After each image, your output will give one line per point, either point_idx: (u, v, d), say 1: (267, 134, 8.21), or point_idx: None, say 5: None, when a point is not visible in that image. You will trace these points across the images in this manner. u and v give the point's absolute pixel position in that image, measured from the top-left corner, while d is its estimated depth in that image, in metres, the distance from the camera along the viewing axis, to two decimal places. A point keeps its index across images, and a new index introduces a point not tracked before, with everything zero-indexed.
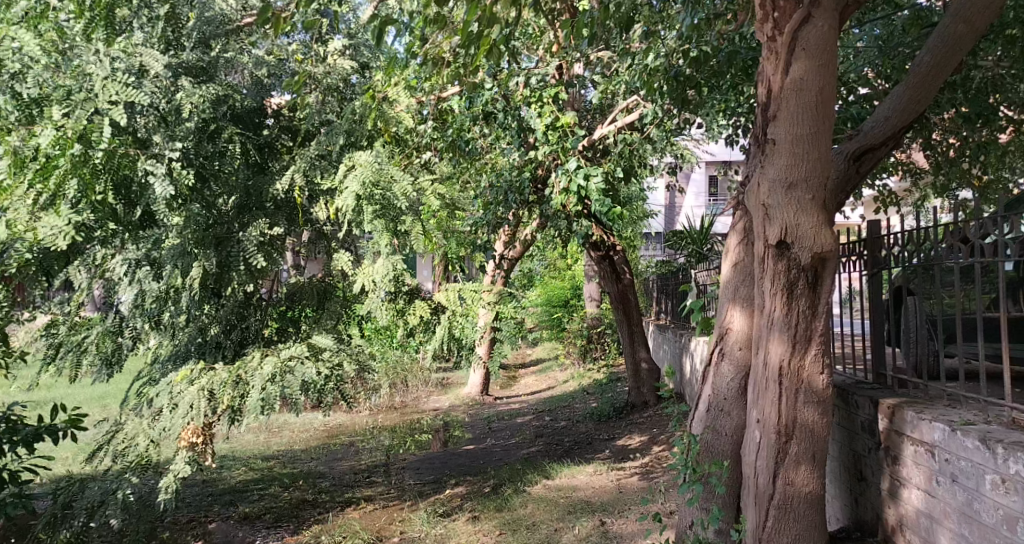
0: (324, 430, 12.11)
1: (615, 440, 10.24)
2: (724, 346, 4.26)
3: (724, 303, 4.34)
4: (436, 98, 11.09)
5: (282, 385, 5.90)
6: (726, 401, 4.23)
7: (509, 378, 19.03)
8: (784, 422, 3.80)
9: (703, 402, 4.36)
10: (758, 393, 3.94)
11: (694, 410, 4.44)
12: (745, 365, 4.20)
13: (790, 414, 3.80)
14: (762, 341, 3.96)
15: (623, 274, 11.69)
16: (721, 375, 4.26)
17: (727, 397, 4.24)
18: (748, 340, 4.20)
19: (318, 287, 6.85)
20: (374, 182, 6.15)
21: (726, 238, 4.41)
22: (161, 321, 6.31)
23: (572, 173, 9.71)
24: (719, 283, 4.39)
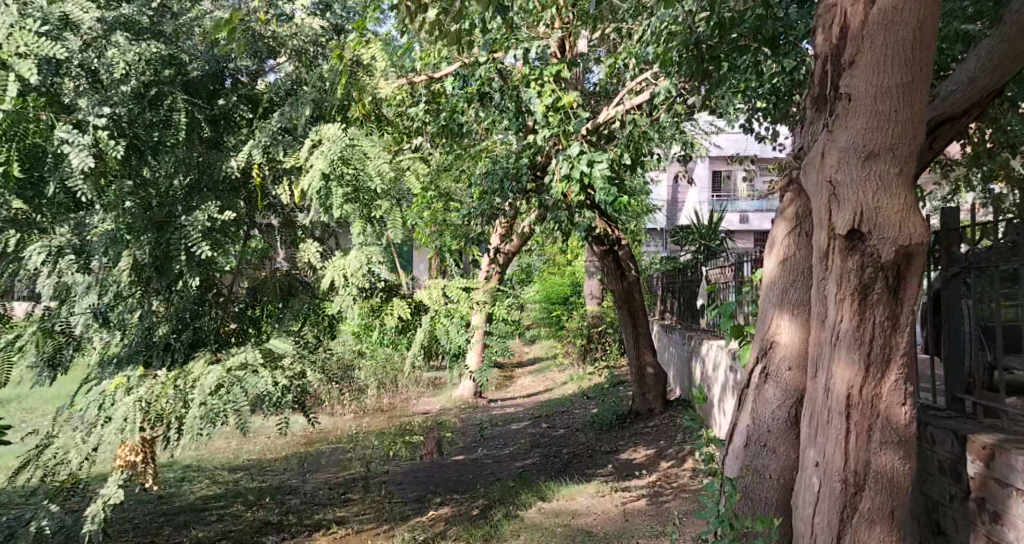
0: (304, 436, 11.21)
1: (618, 453, 9.34)
2: (770, 364, 3.41)
3: (768, 310, 3.48)
4: (427, 79, 10.39)
5: (227, 401, 4.93)
6: (771, 434, 3.37)
7: (507, 379, 18.12)
8: (853, 467, 2.93)
9: (740, 434, 3.49)
10: (816, 428, 3.07)
11: (729, 444, 3.57)
12: (796, 389, 3.34)
13: (862, 457, 2.93)
14: (822, 360, 3.09)
15: (628, 271, 10.80)
16: (765, 401, 3.40)
17: (772, 429, 3.37)
18: (800, 357, 3.34)
19: (282, 282, 5.93)
20: (345, 158, 5.26)
21: (771, 231, 3.57)
22: (106, 321, 5.43)
23: (575, 159, 8.80)
24: (763, 285, 3.54)
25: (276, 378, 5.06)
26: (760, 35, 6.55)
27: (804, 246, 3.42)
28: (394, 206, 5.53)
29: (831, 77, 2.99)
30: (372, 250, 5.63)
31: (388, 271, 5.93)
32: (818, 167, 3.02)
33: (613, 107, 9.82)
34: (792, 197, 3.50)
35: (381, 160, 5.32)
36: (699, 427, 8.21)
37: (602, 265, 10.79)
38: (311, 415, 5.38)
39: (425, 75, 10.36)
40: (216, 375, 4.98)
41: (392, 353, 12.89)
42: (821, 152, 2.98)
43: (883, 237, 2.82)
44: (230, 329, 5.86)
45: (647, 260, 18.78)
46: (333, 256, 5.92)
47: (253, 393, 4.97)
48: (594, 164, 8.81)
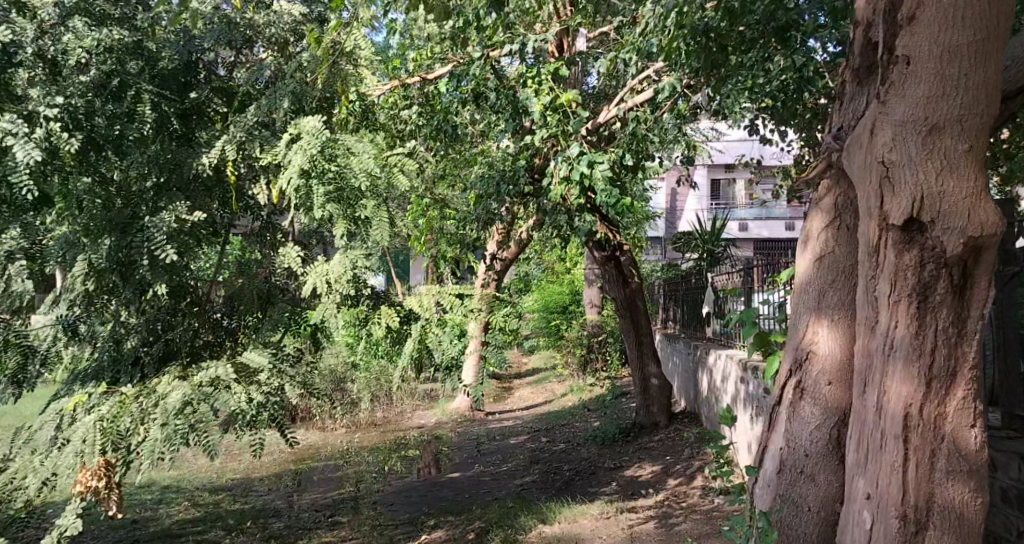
0: (293, 453, 10.73)
1: (623, 470, 8.88)
2: (807, 377, 3.01)
3: (804, 315, 3.07)
4: (421, 80, 10.12)
5: (192, 420, 4.41)
6: (809, 460, 2.95)
7: (504, 390, 17.64)
8: (914, 502, 2.50)
9: (773, 457, 3.09)
10: (868, 453, 2.64)
11: (762, 469, 3.16)
12: (838, 406, 2.93)
13: (924, 490, 2.49)
14: (874, 373, 2.65)
15: (631, 278, 10.35)
16: (802, 420, 2.99)
17: (810, 454, 2.96)
18: (842, 370, 2.94)
19: (261, 289, 5.43)
20: (329, 155, 4.82)
21: (804, 225, 3.18)
22: (79, 332, 5.05)
23: (574, 160, 8.39)
24: (796, 287, 3.15)
25: (250, 393, 4.57)
26: (770, 24, 6.14)
27: (845, 242, 3.01)
28: (382, 206, 5.07)
29: (882, 41, 2.58)
30: (357, 254, 5.30)
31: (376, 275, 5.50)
32: (867, 143, 2.58)
33: (613, 107, 9.39)
34: (830, 186, 3.09)
35: (366, 156, 4.86)
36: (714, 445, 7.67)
37: (602, 271, 10.34)
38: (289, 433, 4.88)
39: (418, 77, 10.10)
40: (181, 393, 4.49)
41: (385, 364, 12.43)
42: (870, 128, 2.54)
43: (946, 226, 2.38)
44: (203, 341, 5.34)
45: (647, 268, 18.35)
46: (316, 261, 5.47)
47: (223, 412, 4.49)
48: (594, 165, 8.39)
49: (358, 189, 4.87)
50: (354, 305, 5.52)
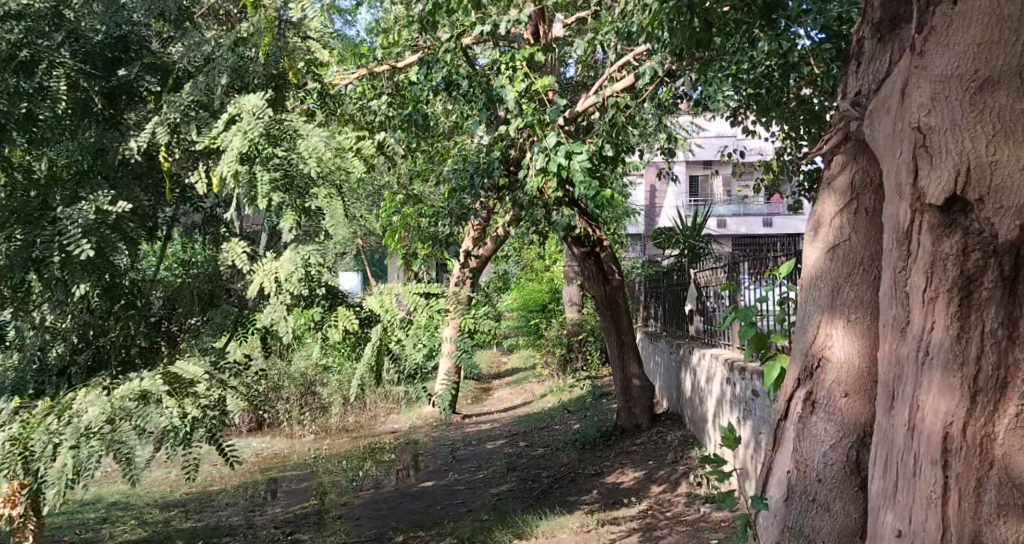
0: (256, 463, 10.22)
1: (604, 476, 8.43)
2: (822, 382, 2.80)
3: (815, 313, 2.87)
4: (390, 69, 10.02)
5: (114, 439, 3.92)
6: (828, 472, 2.73)
7: (482, 392, 17.15)
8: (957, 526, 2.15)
9: (786, 472, 2.86)
10: (901, 467, 2.32)
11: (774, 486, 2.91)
12: (856, 416, 2.73)
13: (968, 515, 2.14)
14: (907, 377, 2.34)
15: (612, 275, 9.91)
16: (818, 429, 2.77)
17: (828, 466, 2.74)
18: (859, 375, 2.74)
19: (202, 290, 4.89)
20: (273, 137, 4.36)
21: (813, 218, 2.97)
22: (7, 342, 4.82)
23: (551, 151, 7.98)
24: (806, 285, 2.94)
25: (184, 408, 4.04)
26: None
27: (859, 232, 2.80)
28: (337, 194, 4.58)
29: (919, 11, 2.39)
30: (309, 250, 4.78)
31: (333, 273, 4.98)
32: (903, 116, 2.35)
33: (592, 94, 8.93)
34: (844, 166, 2.89)
35: (315, 136, 4.38)
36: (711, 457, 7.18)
37: (582, 267, 9.89)
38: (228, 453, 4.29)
39: (387, 65, 9.99)
40: (97, 410, 3.94)
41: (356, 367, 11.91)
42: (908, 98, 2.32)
43: (999, 205, 2.10)
44: (137, 347, 4.85)
45: (627, 265, 17.95)
46: (264, 258, 4.95)
47: (148, 430, 3.99)
48: (572, 155, 7.95)
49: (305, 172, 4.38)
50: (307, 307, 5.00)
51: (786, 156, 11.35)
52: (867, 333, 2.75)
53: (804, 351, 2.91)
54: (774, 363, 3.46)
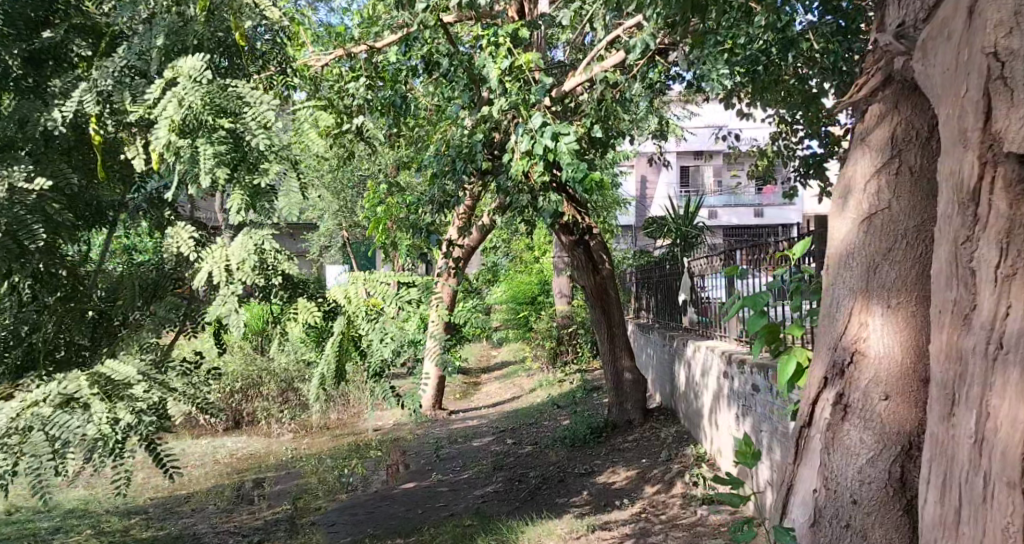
0: (229, 464, 9.74)
1: (595, 476, 7.97)
2: (863, 364, 2.55)
3: (853, 288, 2.62)
4: (368, 49, 9.60)
5: (26, 449, 3.49)
6: (873, 467, 2.49)
7: (470, 387, 16.66)
8: None
9: (822, 467, 2.60)
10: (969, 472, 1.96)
11: (809, 484, 2.64)
12: (902, 400, 2.48)
13: None
14: (976, 367, 1.98)
15: (602, 264, 9.45)
16: (861, 418, 2.53)
17: (871, 460, 2.49)
18: (905, 353, 2.49)
19: (146, 277, 4.46)
20: (214, 102, 3.88)
21: (848, 182, 2.75)
22: None
23: (537, 132, 7.54)
24: (842, 256, 2.69)
25: (114, 411, 3.62)
26: None
27: (902, 199, 2.58)
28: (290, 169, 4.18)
29: None
30: (263, 235, 4.32)
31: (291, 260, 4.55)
32: (974, 50, 2.04)
33: (581, 73, 8.45)
34: (884, 127, 2.67)
35: (266, 106, 3.93)
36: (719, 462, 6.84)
37: (570, 257, 9.45)
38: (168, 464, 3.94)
39: (365, 46, 9.58)
40: (7, 416, 3.55)
41: None
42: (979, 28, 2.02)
43: None
44: (66, 343, 4.36)
45: (618, 255, 17.53)
46: (214, 244, 4.47)
47: (66, 440, 3.53)
48: (559, 137, 7.51)
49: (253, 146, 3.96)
50: (263, 298, 4.56)
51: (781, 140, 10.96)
52: (912, 309, 2.52)
53: (832, 344, 2.64)
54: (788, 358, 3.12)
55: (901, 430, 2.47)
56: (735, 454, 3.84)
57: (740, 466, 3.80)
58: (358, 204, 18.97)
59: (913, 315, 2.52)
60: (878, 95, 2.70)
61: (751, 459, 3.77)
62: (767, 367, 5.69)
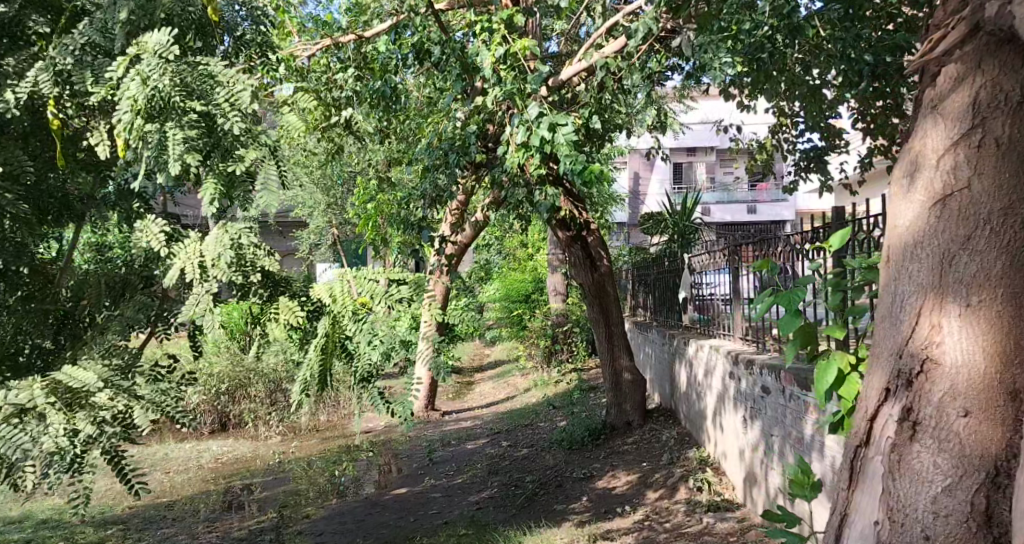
0: (213, 469, 9.39)
1: (594, 481, 7.65)
2: (938, 365, 2.31)
3: (925, 277, 2.39)
4: (357, 39, 9.29)
5: None
6: (949, 484, 2.25)
7: (463, 387, 16.35)
8: None
9: (888, 479, 2.38)
10: None
11: (872, 498, 2.42)
12: (984, 409, 2.24)
13: None
14: None
15: (600, 261, 9.14)
16: (935, 428, 2.29)
17: (945, 476, 2.26)
18: (986, 355, 2.25)
19: (115, 275, 4.12)
20: (183, 83, 3.56)
21: (917, 158, 2.50)
22: None
23: (533, 123, 7.22)
24: (911, 244, 2.46)
25: (72, 423, 3.37)
26: None
27: (982, 179, 2.34)
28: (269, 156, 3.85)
29: None
30: (240, 229, 4.01)
31: (271, 255, 4.22)
32: None
33: (577, 63, 8.14)
34: (961, 98, 2.41)
35: (240, 85, 3.62)
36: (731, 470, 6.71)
37: (567, 254, 9.14)
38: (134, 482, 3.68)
39: (354, 35, 9.27)
40: None
41: None
42: None
43: None
44: (28, 346, 4.05)
45: (613, 253, 17.24)
46: (187, 238, 4.14)
47: (18, 456, 3.28)
48: (556, 127, 7.20)
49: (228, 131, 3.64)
50: (241, 296, 4.24)
51: (782, 133, 10.69)
52: (995, 303, 2.27)
53: (900, 345, 2.43)
54: (829, 363, 3.23)
55: (979, 452, 2.23)
56: (791, 484, 3.43)
57: (796, 499, 3.37)
58: (349, 201, 18.62)
59: (995, 314, 2.26)
60: (957, 55, 2.44)
61: (810, 491, 3.34)
62: (777, 369, 5.37)
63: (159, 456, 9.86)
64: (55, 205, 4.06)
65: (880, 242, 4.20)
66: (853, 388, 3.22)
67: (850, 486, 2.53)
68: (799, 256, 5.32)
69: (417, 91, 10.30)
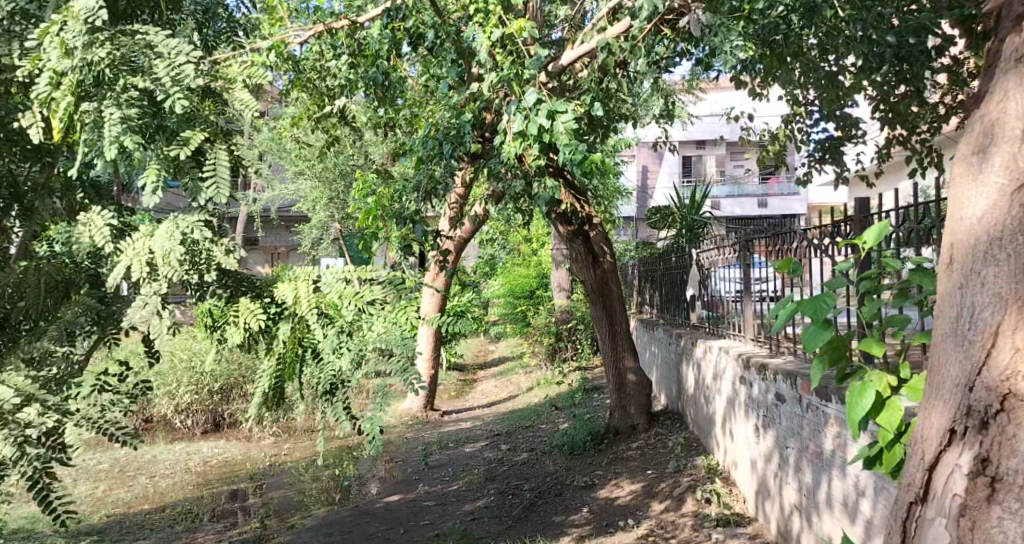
0: (200, 473, 9.00)
1: (596, 490, 7.23)
2: (1019, 396, 2.14)
3: (1004, 299, 2.21)
4: (349, 25, 8.49)
5: None
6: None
7: (465, 385, 15.92)
8: None
9: (953, 518, 2.23)
10: None
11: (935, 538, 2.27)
12: None
13: None
14: None
15: (603, 256, 8.69)
16: (1014, 469, 2.13)
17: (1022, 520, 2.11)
18: None
19: (57, 276, 3.87)
20: (122, 56, 3.43)
21: (1002, 162, 2.31)
22: None
23: (531, 111, 6.79)
24: (991, 258, 2.26)
25: None
26: None
27: None
28: (216, 138, 3.68)
29: None
30: (192, 222, 3.78)
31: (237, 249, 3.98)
32: None
33: (578, 46, 7.68)
34: None
35: (178, 53, 3.45)
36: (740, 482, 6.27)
37: (568, 249, 8.71)
38: (59, 507, 3.62)
39: (347, 21, 8.44)
40: None
41: None
42: None
43: None
44: None
45: (620, 248, 16.78)
46: (136, 233, 3.90)
47: None
48: (555, 114, 6.78)
49: (171, 110, 3.49)
50: (196, 296, 4.06)
51: (794, 123, 10.23)
52: None
53: (970, 375, 2.26)
54: (865, 385, 3.02)
55: None
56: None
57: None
58: (350, 194, 18.23)
59: None
60: None
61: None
62: (794, 377, 4.93)
63: (146, 457, 9.52)
64: (3, 197, 3.84)
65: (910, 236, 3.80)
66: (894, 416, 3.04)
67: (906, 519, 2.39)
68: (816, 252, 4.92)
69: (415, 80, 9.90)
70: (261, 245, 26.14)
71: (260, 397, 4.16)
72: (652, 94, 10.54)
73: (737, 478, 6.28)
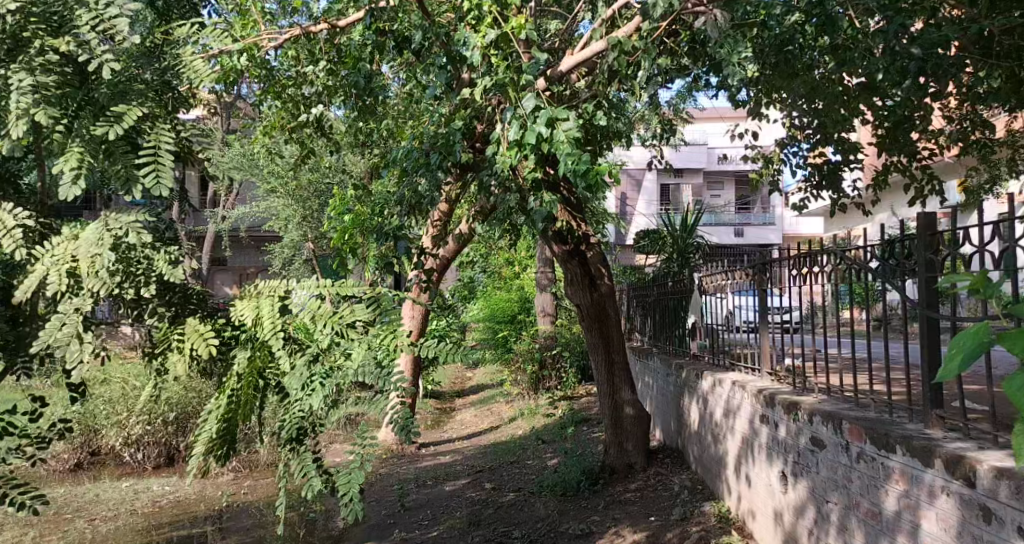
0: (148, 515, 8.14)
1: (594, 540, 6.47)
2: None
3: None
4: (329, 29, 7.95)
5: None
6: None
7: (443, 414, 15.12)
8: None
9: None
10: None
11: None
12: None
13: None
14: None
15: (600, 279, 8.01)
16: None
17: None
18: None
19: None
20: (44, 14, 2.91)
21: None
22: None
23: (528, 118, 6.13)
24: None
25: None
26: None
27: None
28: (162, 114, 3.00)
29: None
30: (126, 223, 3.15)
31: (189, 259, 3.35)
32: None
33: (580, 53, 7.02)
34: None
35: (111, 4, 2.88)
36: (762, 534, 5.56)
37: (563, 271, 8.02)
38: None
39: (326, 25, 7.93)
40: None
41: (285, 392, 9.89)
42: None
43: None
44: None
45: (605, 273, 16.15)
46: (59, 237, 3.26)
47: None
48: (555, 122, 6.12)
49: (101, 78, 2.87)
50: (133, 316, 3.39)
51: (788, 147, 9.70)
52: None
53: None
54: None
55: None
56: None
57: None
58: (326, 214, 17.48)
59: None
60: None
61: None
62: (838, 420, 4.25)
63: (90, 496, 8.64)
64: None
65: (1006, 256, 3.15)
66: None
67: None
68: (881, 275, 4.37)
69: (397, 89, 9.25)
70: (230, 266, 25.21)
71: (203, 444, 3.40)
72: (649, 110, 9.95)
73: (760, 530, 5.57)
